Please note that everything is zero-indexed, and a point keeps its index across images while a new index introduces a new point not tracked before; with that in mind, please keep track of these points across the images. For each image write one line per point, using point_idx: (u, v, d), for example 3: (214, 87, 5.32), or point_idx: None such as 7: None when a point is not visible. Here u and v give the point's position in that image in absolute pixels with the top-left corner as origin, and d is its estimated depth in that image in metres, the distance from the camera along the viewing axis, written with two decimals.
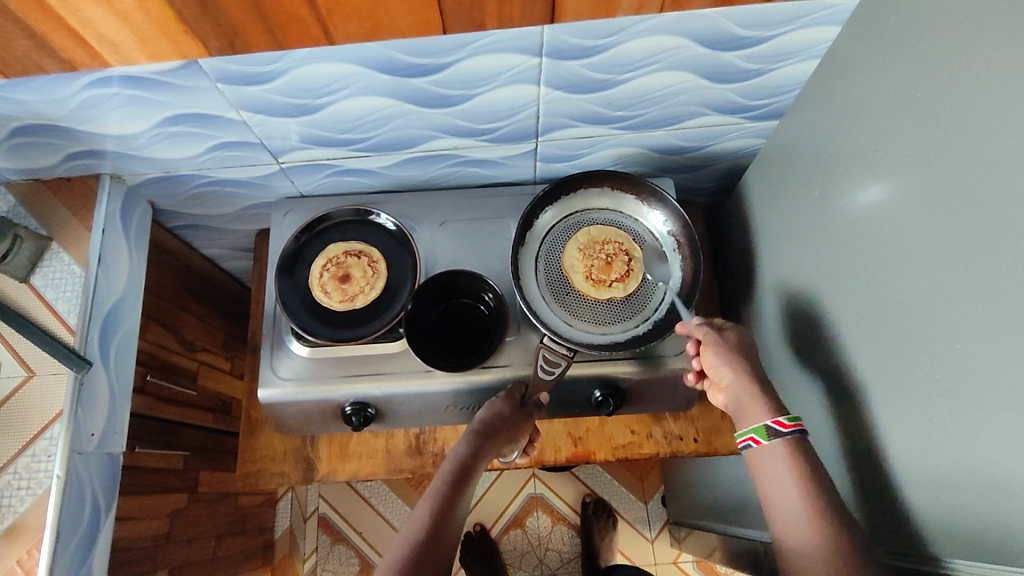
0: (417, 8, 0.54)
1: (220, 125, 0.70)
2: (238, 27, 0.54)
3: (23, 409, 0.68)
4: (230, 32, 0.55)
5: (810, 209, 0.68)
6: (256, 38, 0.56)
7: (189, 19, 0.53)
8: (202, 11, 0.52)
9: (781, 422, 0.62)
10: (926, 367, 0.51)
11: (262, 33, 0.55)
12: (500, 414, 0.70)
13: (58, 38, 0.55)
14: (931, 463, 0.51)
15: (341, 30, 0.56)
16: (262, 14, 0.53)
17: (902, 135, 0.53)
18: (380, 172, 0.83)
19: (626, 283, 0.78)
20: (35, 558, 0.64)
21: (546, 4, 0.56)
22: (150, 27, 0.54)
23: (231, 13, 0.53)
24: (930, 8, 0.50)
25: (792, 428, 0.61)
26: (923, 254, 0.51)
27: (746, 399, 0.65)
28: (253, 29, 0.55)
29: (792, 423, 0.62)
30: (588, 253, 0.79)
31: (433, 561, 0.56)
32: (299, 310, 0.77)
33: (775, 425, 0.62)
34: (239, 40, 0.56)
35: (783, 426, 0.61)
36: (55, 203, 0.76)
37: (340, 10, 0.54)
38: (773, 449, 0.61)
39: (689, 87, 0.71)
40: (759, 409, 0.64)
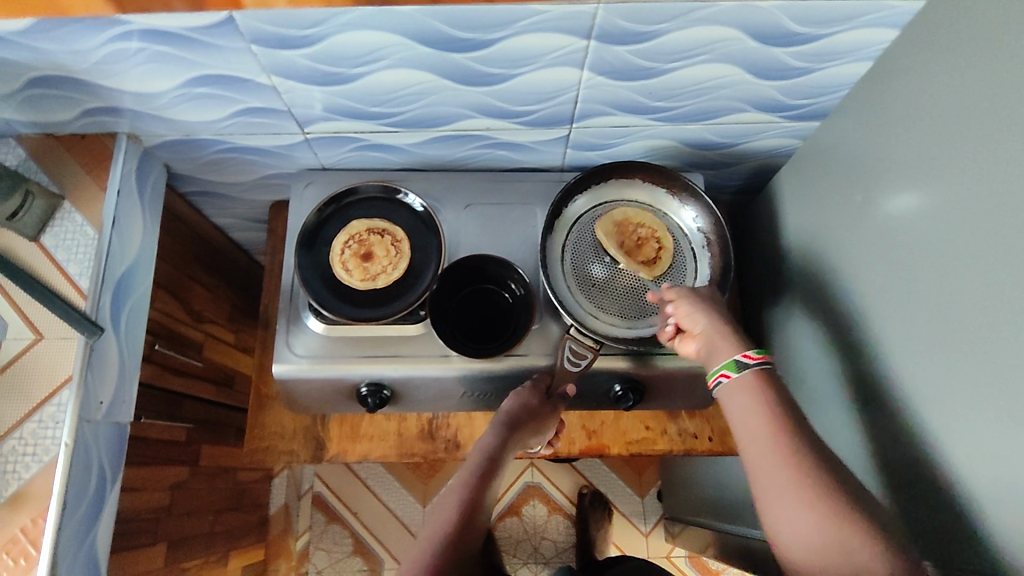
0: None
1: (248, 89, 0.67)
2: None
3: (31, 373, 0.65)
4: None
5: (850, 214, 0.67)
6: None
7: None
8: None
9: (748, 354, 0.61)
10: (972, 382, 0.49)
11: None
12: (526, 405, 0.69)
13: None
14: (970, 476, 0.50)
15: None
16: None
17: (961, 143, 0.52)
18: (406, 149, 0.80)
19: (652, 269, 0.77)
20: (40, 526, 0.61)
21: None
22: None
23: None
24: (1005, 13, 0.48)
25: (760, 360, 0.60)
26: (973, 265, 0.50)
27: (711, 335, 0.64)
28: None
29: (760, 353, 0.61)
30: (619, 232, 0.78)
31: (460, 559, 0.55)
32: (318, 285, 0.75)
33: (743, 358, 0.60)
34: None
35: (749, 358, 0.60)
36: (68, 160, 0.73)
37: None
38: (740, 380, 0.59)
39: (732, 81, 0.69)
40: (722, 347, 0.62)
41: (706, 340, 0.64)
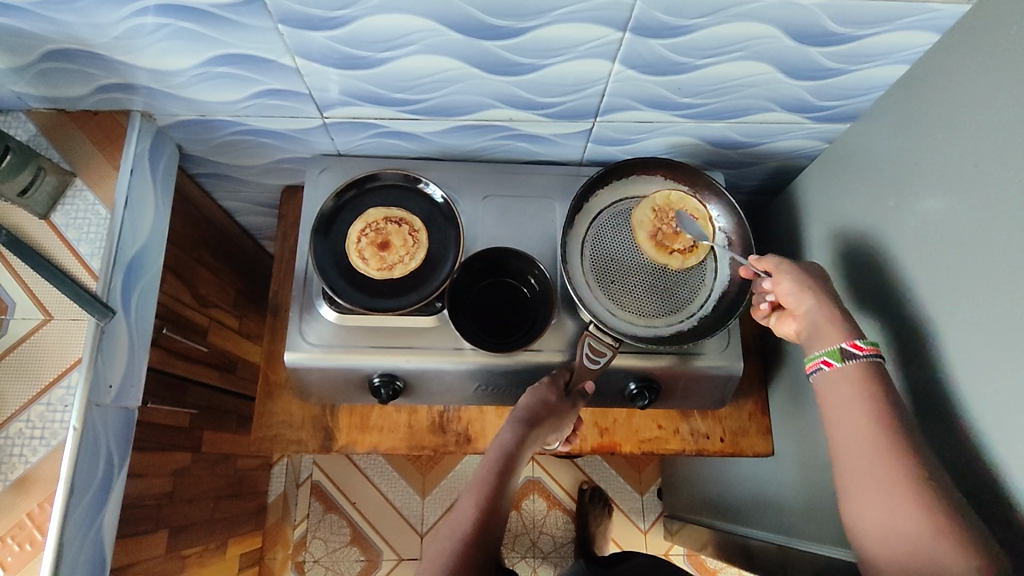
0: None
1: (271, 70, 0.65)
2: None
3: (39, 355, 0.64)
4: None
5: (876, 218, 0.67)
6: None
7: None
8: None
9: (856, 344, 0.57)
10: (1006, 391, 0.49)
11: None
12: (545, 402, 0.68)
13: None
14: (1002, 484, 0.50)
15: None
16: None
17: (1001, 151, 0.51)
18: (426, 137, 0.79)
19: (685, 256, 0.76)
20: (46, 512, 0.60)
21: None
22: None
23: None
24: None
25: (869, 352, 0.57)
26: (1012, 274, 0.49)
27: (821, 319, 0.61)
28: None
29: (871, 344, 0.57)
30: (659, 210, 0.76)
31: (480, 560, 0.54)
32: (333, 274, 0.74)
33: (851, 347, 0.58)
34: None
35: (858, 348, 0.57)
36: (80, 137, 0.71)
37: None
38: (845, 371, 0.57)
39: (763, 80, 0.69)
40: (830, 332, 0.60)
41: (816, 325, 0.61)
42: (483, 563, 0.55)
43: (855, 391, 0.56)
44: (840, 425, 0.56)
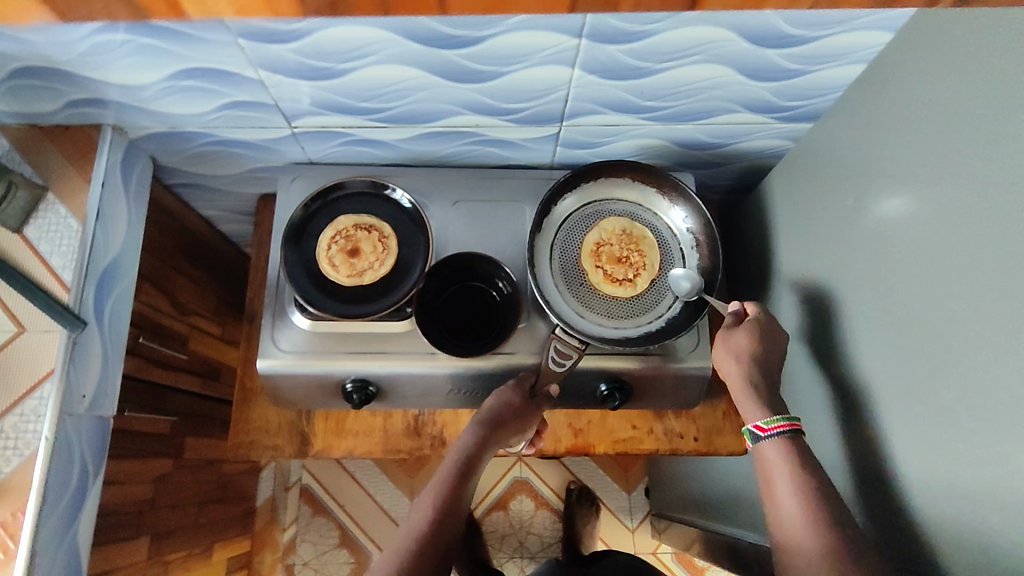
0: None
1: (235, 82, 0.66)
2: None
3: (13, 366, 0.65)
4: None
5: (839, 217, 0.68)
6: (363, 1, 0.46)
7: None
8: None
9: (760, 426, 0.64)
10: (958, 389, 0.50)
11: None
12: (508, 404, 0.71)
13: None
14: (957, 478, 0.50)
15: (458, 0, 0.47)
16: None
17: (950, 152, 0.52)
18: (395, 144, 0.80)
19: (634, 282, 0.77)
20: (19, 521, 0.61)
21: None
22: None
23: None
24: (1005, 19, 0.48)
25: (770, 431, 0.63)
26: (960, 273, 0.50)
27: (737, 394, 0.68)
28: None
29: (772, 424, 0.63)
30: (626, 233, 0.78)
31: (435, 556, 0.60)
32: (304, 281, 0.75)
33: (756, 431, 0.65)
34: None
35: (762, 430, 0.64)
36: (51, 151, 0.72)
37: None
38: (764, 452, 0.63)
39: (725, 82, 0.69)
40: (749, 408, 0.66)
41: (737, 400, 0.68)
42: (437, 559, 0.60)
43: (783, 468, 0.60)
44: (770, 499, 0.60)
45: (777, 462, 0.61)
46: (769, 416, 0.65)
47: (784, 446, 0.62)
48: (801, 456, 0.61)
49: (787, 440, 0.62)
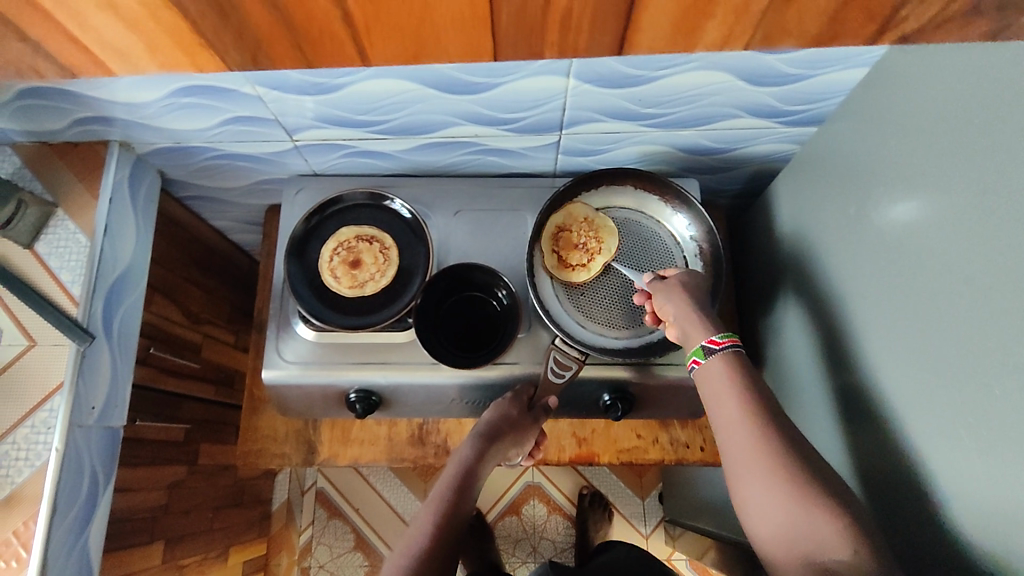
0: (467, 32, 0.47)
1: (234, 99, 0.67)
2: (263, 41, 0.47)
3: (24, 380, 0.67)
4: (253, 46, 0.48)
5: (845, 224, 0.66)
6: (282, 54, 0.49)
7: (207, 31, 0.46)
8: (223, 22, 0.46)
9: (714, 340, 0.62)
10: (961, 406, 0.49)
11: (290, 48, 0.48)
12: (506, 417, 0.71)
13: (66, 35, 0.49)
14: (961, 497, 0.49)
15: (379, 50, 0.49)
16: (290, 30, 0.46)
17: (953, 160, 0.50)
18: (396, 155, 0.80)
19: (590, 267, 0.76)
20: (31, 529, 0.63)
21: (615, 36, 0.47)
22: (162, 37, 0.47)
23: (256, 25, 0.46)
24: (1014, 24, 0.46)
25: (724, 345, 0.61)
26: (964, 287, 0.48)
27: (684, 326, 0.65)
28: (279, 44, 0.48)
29: (726, 337, 0.62)
30: (589, 221, 0.77)
31: (438, 565, 0.60)
32: (307, 294, 0.76)
33: (708, 344, 0.62)
34: (263, 54, 0.49)
35: (716, 342, 0.62)
36: (62, 168, 0.74)
37: (379, 30, 0.46)
38: (709, 367, 0.61)
39: (724, 88, 0.68)
40: (696, 331, 0.64)
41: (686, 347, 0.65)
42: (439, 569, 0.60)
43: (728, 381, 0.59)
44: (716, 415, 0.58)
45: (721, 376, 0.59)
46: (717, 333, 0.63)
47: (730, 358, 0.60)
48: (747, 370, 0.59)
49: (734, 355, 0.60)
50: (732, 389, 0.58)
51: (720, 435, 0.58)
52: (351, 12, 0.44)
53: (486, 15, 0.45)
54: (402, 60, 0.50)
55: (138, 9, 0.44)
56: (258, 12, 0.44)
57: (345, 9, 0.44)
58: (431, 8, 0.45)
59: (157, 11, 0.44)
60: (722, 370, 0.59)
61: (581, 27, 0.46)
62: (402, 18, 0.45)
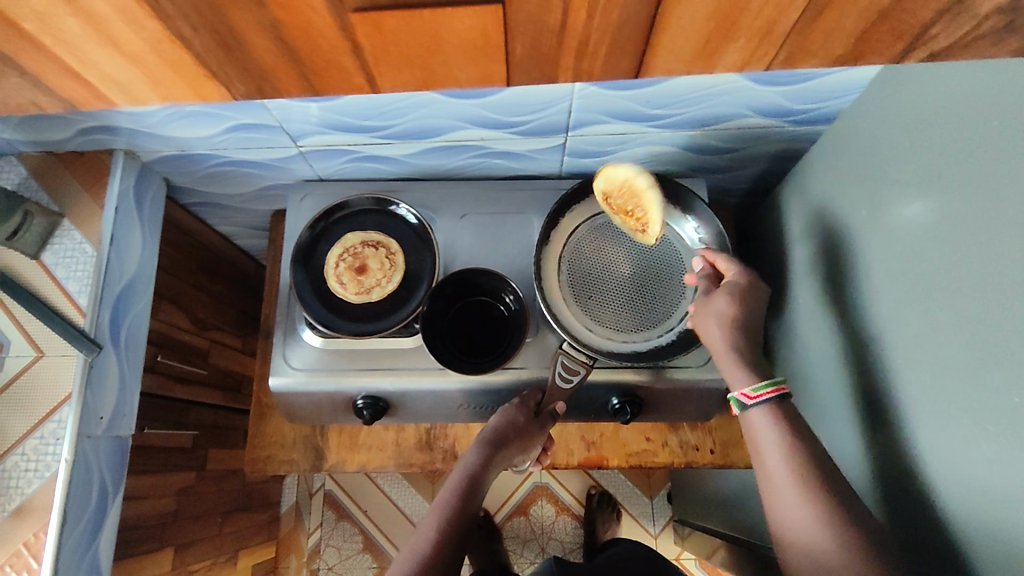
0: (479, 57, 0.45)
1: (238, 106, 0.67)
2: (268, 72, 0.45)
3: (31, 391, 0.67)
4: (258, 78, 0.46)
5: (858, 224, 0.65)
6: (289, 83, 0.47)
7: (211, 63, 0.44)
8: (226, 56, 0.44)
9: (748, 393, 0.61)
10: (978, 414, 0.48)
11: (295, 78, 0.46)
12: (512, 423, 0.71)
13: None
14: (976, 505, 0.48)
15: (388, 78, 0.47)
16: (296, 61, 0.44)
17: (968, 162, 0.49)
18: (401, 159, 0.80)
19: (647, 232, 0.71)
20: (41, 541, 0.63)
21: (633, 60, 0.45)
22: (164, 69, 0.45)
23: (261, 59, 0.44)
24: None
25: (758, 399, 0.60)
26: (978, 292, 0.48)
27: (724, 362, 0.65)
28: (284, 74, 0.45)
29: (756, 393, 0.60)
30: (624, 185, 0.70)
31: (439, 570, 0.59)
32: (313, 300, 0.75)
33: (741, 399, 0.61)
34: (268, 84, 0.47)
35: (749, 397, 0.61)
36: (67, 177, 0.74)
37: (389, 58, 0.44)
38: (749, 421, 0.61)
39: (733, 88, 0.67)
40: (738, 374, 0.63)
41: (720, 365, 0.65)
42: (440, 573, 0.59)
43: (773, 432, 0.58)
44: (760, 461, 0.59)
45: (766, 429, 0.59)
46: (756, 381, 0.62)
47: (771, 411, 0.59)
48: (791, 420, 0.59)
49: (772, 408, 0.60)
50: (777, 440, 0.58)
51: (764, 481, 0.58)
52: (358, 41, 0.42)
53: (501, 42, 0.43)
54: (413, 87, 0.48)
55: (139, 42, 0.42)
56: (263, 45, 0.42)
57: (353, 37, 0.41)
58: (443, 34, 0.42)
59: (161, 45, 0.42)
60: (765, 423, 0.59)
61: (600, 55, 0.44)
62: (412, 47, 0.43)
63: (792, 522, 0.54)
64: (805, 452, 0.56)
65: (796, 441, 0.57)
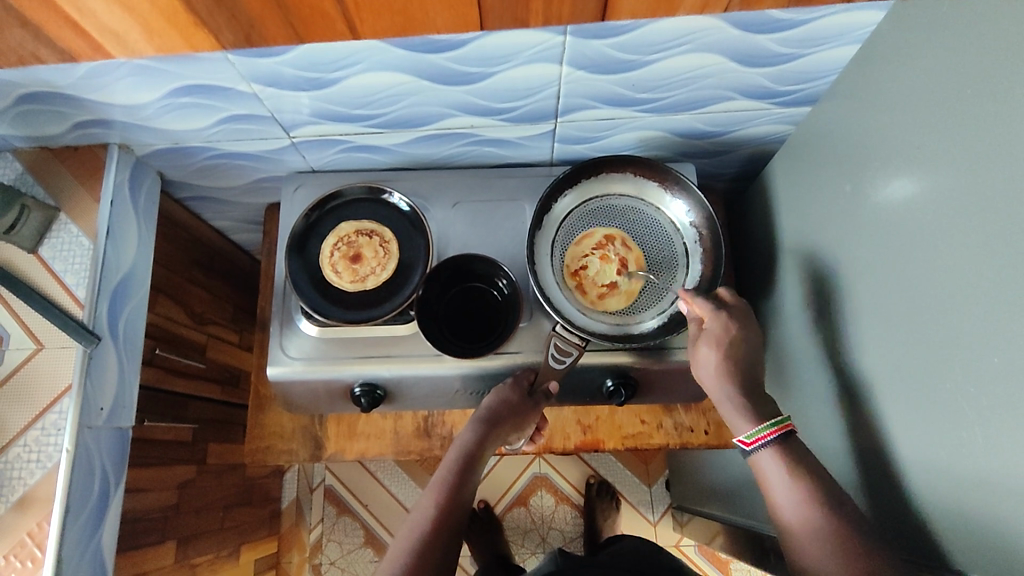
0: (454, 5, 0.53)
1: (230, 97, 0.67)
2: (256, 19, 0.53)
3: (33, 382, 0.68)
4: (246, 26, 0.54)
5: (840, 201, 0.66)
6: (275, 31, 0.55)
7: (202, 11, 0.52)
8: (216, 5, 0.51)
9: (745, 440, 0.63)
10: (957, 378, 0.49)
11: (282, 25, 0.54)
12: (506, 402, 0.72)
13: (76, 24, 0.53)
14: (958, 469, 0.49)
15: (368, 26, 0.55)
16: (281, 6, 0.51)
17: (948, 133, 0.50)
18: (392, 149, 0.80)
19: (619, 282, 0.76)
20: (45, 530, 0.64)
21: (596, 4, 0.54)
22: (159, 18, 0.53)
23: (248, 5, 0.51)
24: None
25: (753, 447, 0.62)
26: (956, 261, 0.49)
27: (725, 408, 0.66)
28: (271, 22, 0.53)
29: (755, 437, 0.62)
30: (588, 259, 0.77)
31: (437, 551, 0.60)
32: (309, 289, 0.76)
33: (741, 445, 0.63)
34: (256, 33, 0.55)
35: (746, 445, 0.62)
36: (62, 172, 0.74)
37: (369, 6, 0.52)
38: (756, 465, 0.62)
39: (717, 70, 0.68)
40: (740, 423, 0.64)
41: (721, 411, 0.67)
42: (440, 554, 0.61)
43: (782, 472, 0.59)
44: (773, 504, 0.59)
45: (772, 468, 0.60)
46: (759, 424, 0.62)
47: (778, 451, 0.60)
48: (795, 457, 0.60)
49: (779, 447, 0.61)
50: (786, 480, 0.59)
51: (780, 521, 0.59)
52: None
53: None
54: (391, 32, 0.56)
55: None
56: None
57: None
58: None
59: None
60: (772, 463, 0.60)
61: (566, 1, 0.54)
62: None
63: (812, 553, 0.55)
64: (814, 486, 0.58)
65: (803, 479, 0.58)
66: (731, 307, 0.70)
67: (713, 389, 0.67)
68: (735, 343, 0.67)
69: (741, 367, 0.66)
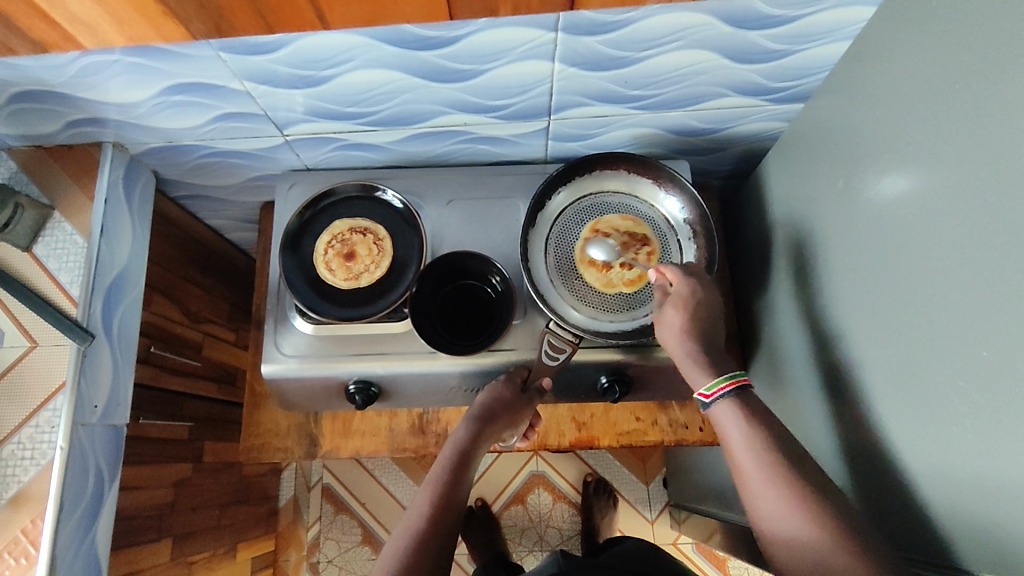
0: None
1: (223, 96, 0.68)
2: (224, 10, 0.52)
3: (27, 380, 0.68)
4: (215, 15, 0.53)
5: (832, 198, 0.66)
6: (245, 20, 0.53)
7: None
8: None
9: (704, 392, 0.63)
10: (948, 372, 0.49)
11: (252, 14, 0.53)
12: (500, 398, 0.72)
13: (46, 15, 0.52)
14: (949, 462, 0.49)
15: (338, 15, 0.53)
16: None
17: (937, 128, 0.50)
18: (386, 147, 0.81)
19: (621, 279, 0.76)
20: (38, 527, 0.64)
21: None
22: (127, 9, 0.51)
23: None
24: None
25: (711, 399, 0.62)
26: (947, 255, 0.49)
27: (685, 366, 0.66)
28: (241, 13, 0.52)
29: (714, 389, 0.62)
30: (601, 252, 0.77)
31: (434, 547, 0.60)
32: (303, 287, 0.76)
33: (701, 398, 0.64)
34: (225, 22, 0.54)
35: (705, 396, 0.63)
36: (56, 170, 0.75)
37: None
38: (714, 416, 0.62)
39: (710, 67, 0.68)
40: (699, 378, 0.64)
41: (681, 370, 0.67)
42: (437, 549, 0.60)
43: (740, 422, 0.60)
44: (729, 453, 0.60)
45: (729, 418, 0.60)
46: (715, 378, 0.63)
47: (734, 402, 0.61)
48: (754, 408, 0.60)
49: (737, 399, 0.61)
50: (743, 429, 0.59)
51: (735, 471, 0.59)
52: None
53: None
54: (361, 21, 0.55)
55: None
56: None
57: None
58: None
59: None
60: (730, 412, 0.60)
61: None
62: None
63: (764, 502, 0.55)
64: (770, 435, 0.58)
65: (760, 428, 0.58)
66: (697, 271, 0.70)
67: (673, 348, 0.67)
68: (701, 305, 0.67)
69: (704, 327, 0.67)
